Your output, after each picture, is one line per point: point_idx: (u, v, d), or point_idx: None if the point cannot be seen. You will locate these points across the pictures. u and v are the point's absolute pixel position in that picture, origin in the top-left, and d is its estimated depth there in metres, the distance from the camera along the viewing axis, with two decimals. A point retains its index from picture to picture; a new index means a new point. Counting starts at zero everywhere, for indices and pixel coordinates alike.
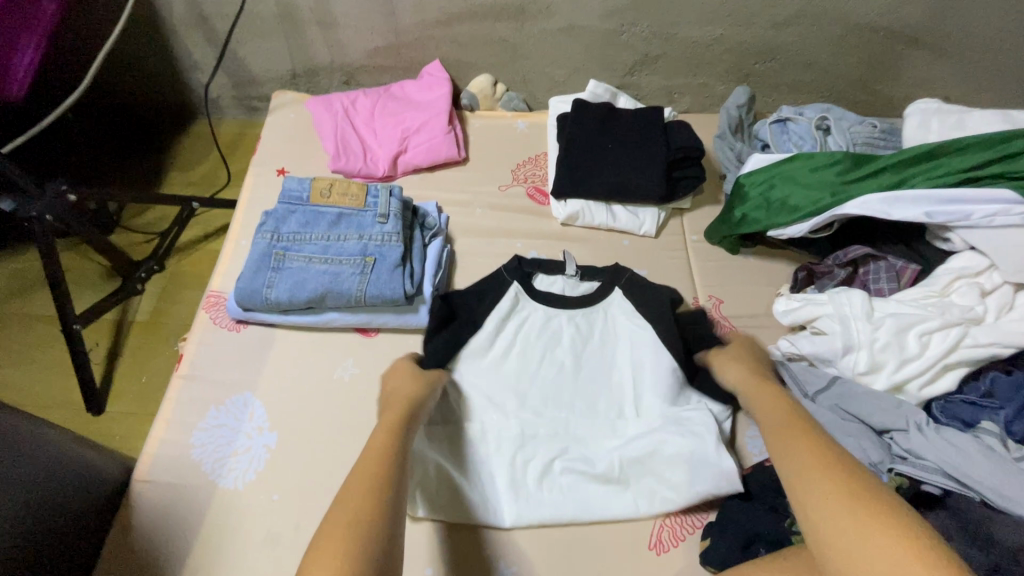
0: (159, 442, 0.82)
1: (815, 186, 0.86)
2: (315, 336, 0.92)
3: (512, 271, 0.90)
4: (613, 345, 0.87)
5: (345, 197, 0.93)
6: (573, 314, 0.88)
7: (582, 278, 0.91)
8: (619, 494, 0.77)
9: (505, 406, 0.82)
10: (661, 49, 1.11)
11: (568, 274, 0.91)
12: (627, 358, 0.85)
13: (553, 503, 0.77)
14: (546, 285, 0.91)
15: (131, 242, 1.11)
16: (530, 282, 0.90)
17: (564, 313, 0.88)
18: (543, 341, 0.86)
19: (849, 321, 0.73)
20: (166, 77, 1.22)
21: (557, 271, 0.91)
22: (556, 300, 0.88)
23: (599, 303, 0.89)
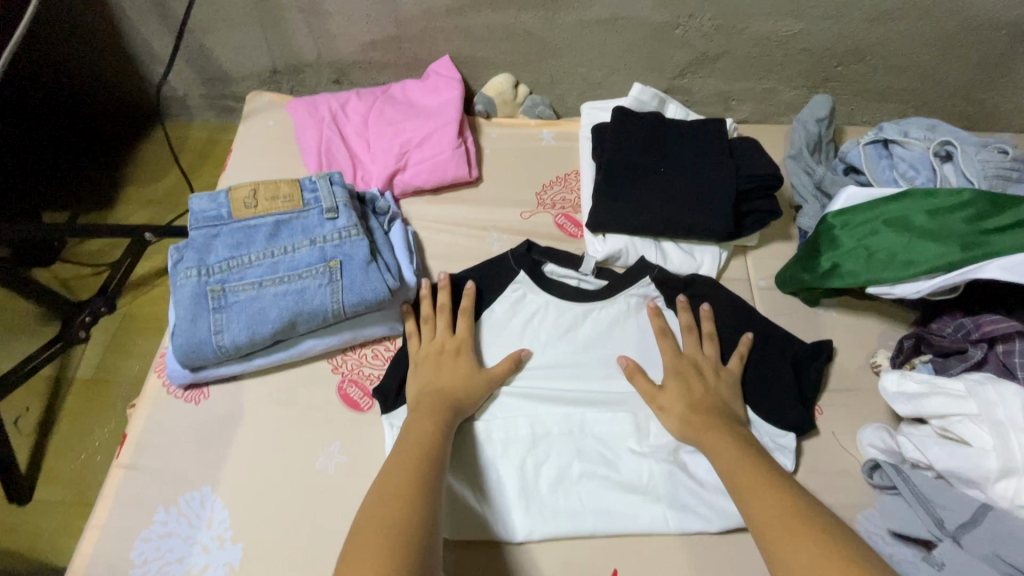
0: (91, 556, 0.64)
1: (937, 237, 0.67)
2: (294, 410, 0.74)
3: (519, 257, 0.81)
4: (634, 337, 0.77)
5: (275, 200, 0.75)
6: (589, 309, 0.78)
7: (598, 274, 0.81)
8: (648, 505, 0.68)
9: (513, 405, 0.72)
10: (724, 46, 0.90)
11: (583, 268, 0.81)
12: (650, 349, 0.76)
13: (571, 513, 0.67)
14: (558, 276, 0.81)
15: (75, 277, 0.92)
16: (539, 269, 0.81)
17: (579, 307, 0.79)
18: (554, 334, 0.77)
19: (1007, 433, 0.55)
20: (120, 72, 1.02)
21: (570, 264, 0.81)
22: (569, 292, 0.79)
23: (620, 293, 0.79)
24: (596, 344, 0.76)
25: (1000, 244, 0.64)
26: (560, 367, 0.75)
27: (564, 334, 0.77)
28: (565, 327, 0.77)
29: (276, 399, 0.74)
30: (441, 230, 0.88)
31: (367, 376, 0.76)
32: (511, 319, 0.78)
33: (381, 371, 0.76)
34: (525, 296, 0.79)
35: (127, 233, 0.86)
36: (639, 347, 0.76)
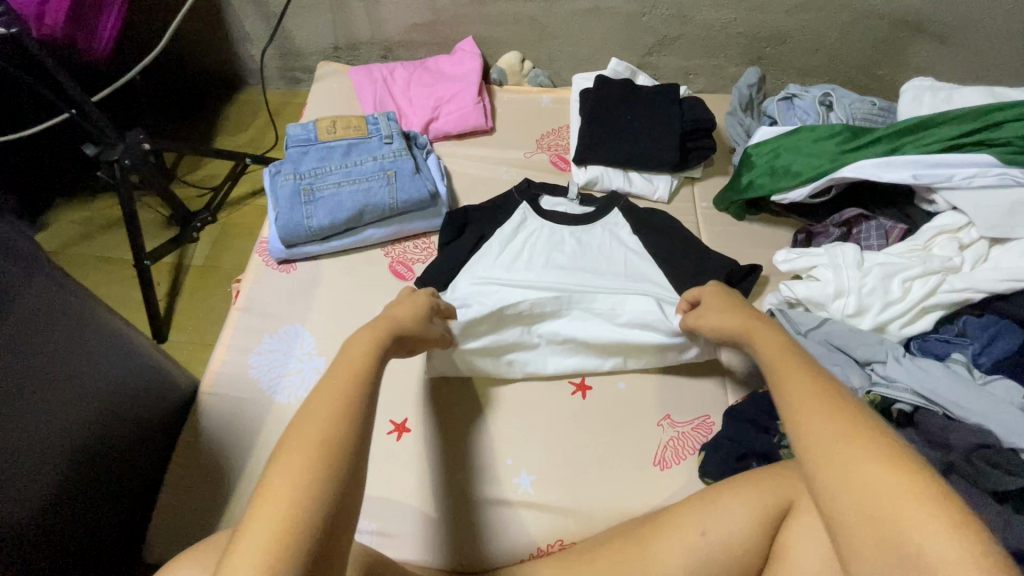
0: (221, 362, 0.92)
1: (816, 155, 0.95)
2: (358, 279, 1.03)
3: (523, 191, 1.10)
4: (606, 247, 1.05)
5: (349, 130, 1.05)
6: (574, 230, 1.07)
7: (582, 202, 1.10)
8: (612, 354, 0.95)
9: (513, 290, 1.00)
10: (679, 31, 1.20)
11: (569, 197, 1.10)
12: (618, 255, 1.04)
13: (555, 359, 0.95)
14: (551, 205, 1.09)
15: (187, 196, 1.22)
16: (537, 202, 1.09)
17: (566, 229, 1.07)
18: (547, 243, 1.05)
19: (841, 269, 0.82)
20: (219, 47, 1.32)
21: (561, 194, 1.10)
22: (560, 217, 1.07)
23: (598, 222, 1.08)
24: (577, 253, 1.04)
25: (854, 157, 0.92)
26: (550, 268, 1.02)
27: (554, 244, 1.05)
28: (555, 239, 1.06)
29: (344, 271, 1.03)
30: (464, 163, 1.18)
31: (411, 258, 1.05)
32: (516, 234, 1.06)
33: (421, 255, 1.05)
34: (526, 223, 1.07)
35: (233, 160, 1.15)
36: (610, 253, 1.04)
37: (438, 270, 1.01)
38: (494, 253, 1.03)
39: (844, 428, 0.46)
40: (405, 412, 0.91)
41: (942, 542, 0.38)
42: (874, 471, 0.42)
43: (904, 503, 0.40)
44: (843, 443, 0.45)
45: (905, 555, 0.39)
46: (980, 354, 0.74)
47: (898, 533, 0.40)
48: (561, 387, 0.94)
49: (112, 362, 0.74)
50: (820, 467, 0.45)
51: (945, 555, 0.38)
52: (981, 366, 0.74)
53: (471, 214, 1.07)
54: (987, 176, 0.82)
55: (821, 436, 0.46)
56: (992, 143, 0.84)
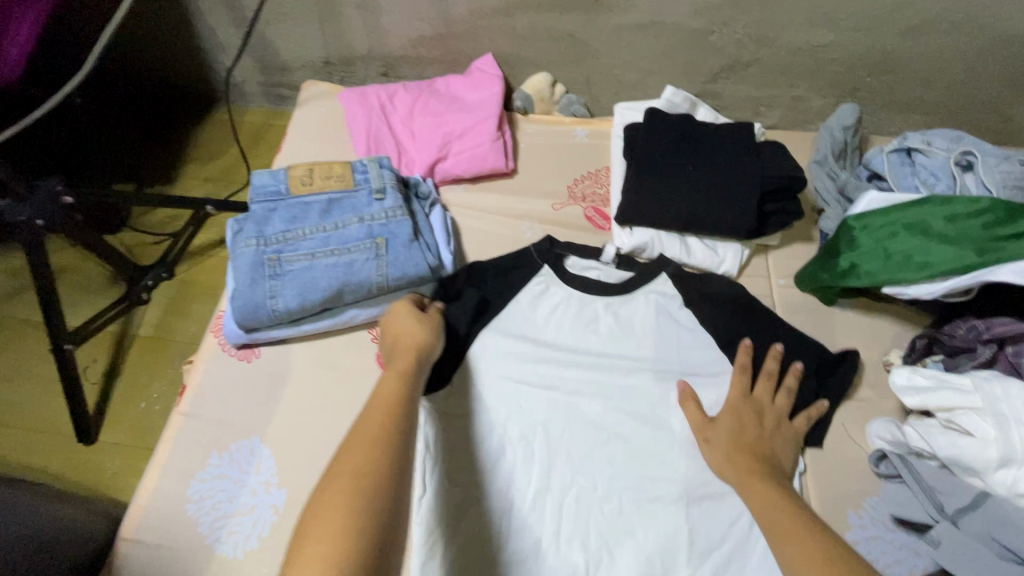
0: (151, 492, 0.71)
1: (953, 241, 0.70)
2: (336, 374, 0.80)
3: (543, 252, 0.83)
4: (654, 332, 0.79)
5: (330, 180, 0.81)
6: (611, 302, 0.81)
7: (619, 265, 0.84)
8: (667, 485, 0.71)
9: (535, 394, 0.76)
10: (755, 54, 0.94)
11: (603, 260, 0.83)
12: (670, 343, 0.79)
13: (590, 492, 0.71)
14: (580, 269, 0.83)
15: (140, 244, 1.00)
16: (562, 264, 0.83)
17: (600, 301, 0.81)
18: (576, 325, 0.80)
19: (1009, 424, 0.59)
20: (189, 57, 1.10)
21: (592, 255, 0.84)
22: (589, 285, 0.81)
23: (640, 290, 0.81)
24: (616, 340, 0.79)
25: (1015, 249, 0.67)
26: (578, 362, 0.78)
27: (586, 327, 0.80)
28: (587, 320, 0.80)
29: (319, 361, 0.81)
30: (477, 216, 0.95)
31: None
32: (537, 311, 0.81)
33: None
34: (548, 296, 0.81)
35: (190, 205, 0.93)
36: (661, 340, 0.79)
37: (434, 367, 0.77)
38: (512, 340, 0.78)
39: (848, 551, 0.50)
40: None
41: None
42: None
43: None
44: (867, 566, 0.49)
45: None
46: None
47: None
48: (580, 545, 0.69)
49: None
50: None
51: None
52: None
53: (478, 274, 0.82)
54: None
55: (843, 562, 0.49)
56: None
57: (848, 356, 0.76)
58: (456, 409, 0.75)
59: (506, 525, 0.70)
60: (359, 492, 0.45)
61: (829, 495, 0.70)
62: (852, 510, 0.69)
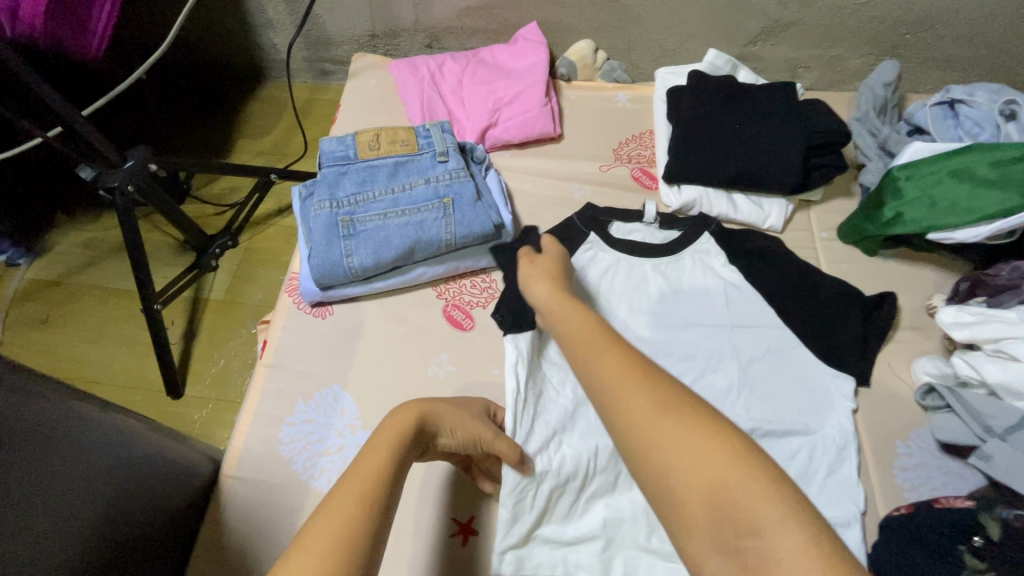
0: (246, 436, 0.76)
1: (998, 185, 0.74)
2: (408, 326, 0.85)
3: (587, 219, 0.88)
4: (700, 286, 0.84)
5: (395, 144, 0.86)
6: (657, 263, 0.85)
7: (662, 226, 0.88)
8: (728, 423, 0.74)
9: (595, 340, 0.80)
10: (797, 14, 0.97)
11: (647, 221, 0.88)
12: (718, 295, 0.83)
13: None
14: (625, 233, 0.88)
15: (204, 215, 1.05)
16: (607, 231, 0.87)
17: (647, 263, 0.86)
18: (627, 283, 0.85)
19: None
20: (239, 35, 1.14)
21: (636, 219, 0.88)
22: (637, 247, 0.86)
23: (683, 251, 0.86)
24: (665, 296, 0.84)
25: None
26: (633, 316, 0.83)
27: (636, 286, 0.84)
28: (636, 279, 0.85)
29: (389, 317, 0.86)
30: (527, 180, 0.99)
31: (468, 302, 0.87)
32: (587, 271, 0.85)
33: (481, 297, 0.87)
34: (597, 254, 0.86)
35: (255, 174, 0.97)
36: (708, 294, 0.83)
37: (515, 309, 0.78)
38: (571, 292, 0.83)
39: (653, 394, 0.45)
40: (471, 508, 0.73)
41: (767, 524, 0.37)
42: (694, 449, 0.41)
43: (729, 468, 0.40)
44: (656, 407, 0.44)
45: (736, 526, 0.38)
46: None
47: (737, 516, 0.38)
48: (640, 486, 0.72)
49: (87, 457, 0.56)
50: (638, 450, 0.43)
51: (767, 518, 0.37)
52: None
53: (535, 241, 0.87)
54: None
55: (629, 406, 0.44)
56: None
57: (884, 298, 0.81)
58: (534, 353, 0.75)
59: (590, 468, 0.71)
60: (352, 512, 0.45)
61: (877, 427, 0.75)
62: (899, 441, 0.74)
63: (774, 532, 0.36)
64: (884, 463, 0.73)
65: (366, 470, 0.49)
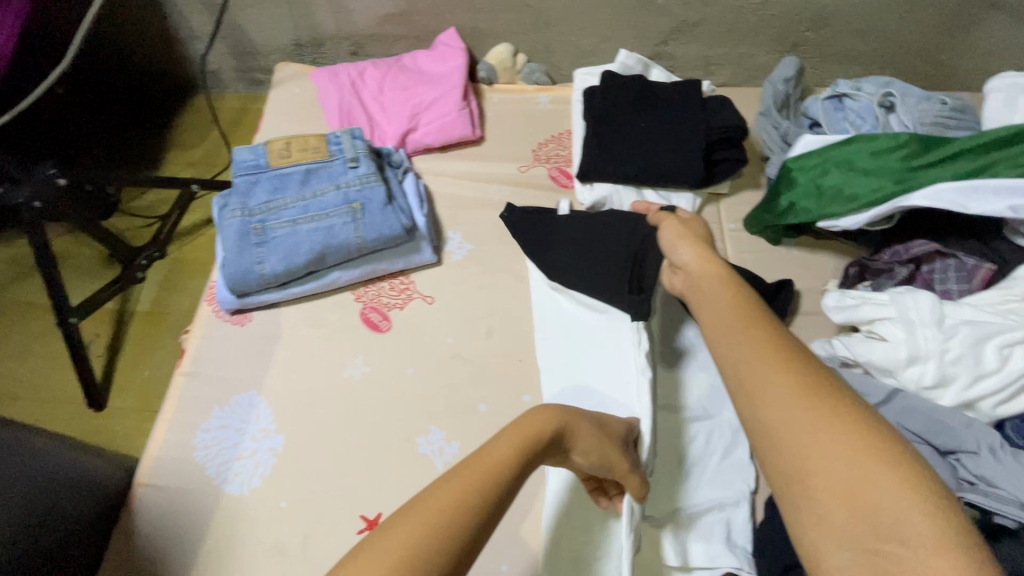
0: (161, 444, 0.78)
1: (875, 173, 0.77)
2: (325, 330, 0.87)
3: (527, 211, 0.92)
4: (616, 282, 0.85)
5: (306, 152, 0.87)
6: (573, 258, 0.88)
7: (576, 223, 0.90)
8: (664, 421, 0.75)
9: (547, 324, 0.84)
10: (701, 14, 1.00)
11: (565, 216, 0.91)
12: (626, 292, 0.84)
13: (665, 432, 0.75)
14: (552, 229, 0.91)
15: (132, 227, 1.06)
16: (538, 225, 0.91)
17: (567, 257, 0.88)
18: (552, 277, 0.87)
19: (915, 327, 0.65)
20: (167, 48, 1.15)
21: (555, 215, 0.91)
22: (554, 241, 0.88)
23: None
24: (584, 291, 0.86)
25: (928, 176, 0.74)
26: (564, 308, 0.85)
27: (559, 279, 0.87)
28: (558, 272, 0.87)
29: (307, 321, 0.87)
30: (448, 182, 1.01)
31: (386, 303, 0.89)
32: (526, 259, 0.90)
33: (398, 299, 0.89)
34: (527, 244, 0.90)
35: (177, 186, 0.98)
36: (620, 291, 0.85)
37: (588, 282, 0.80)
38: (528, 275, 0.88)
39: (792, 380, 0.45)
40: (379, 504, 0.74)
41: (910, 520, 0.38)
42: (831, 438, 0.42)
43: (871, 466, 0.40)
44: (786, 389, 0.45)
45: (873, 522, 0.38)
46: None
47: (877, 512, 0.38)
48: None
49: None
50: (770, 433, 0.44)
51: (909, 519, 0.38)
52: None
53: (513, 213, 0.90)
54: None
55: (763, 391, 0.45)
56: None
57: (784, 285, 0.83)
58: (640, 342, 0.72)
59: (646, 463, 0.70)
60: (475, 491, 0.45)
61: None
62: None
63: (910, 531, 0.37)
64: None
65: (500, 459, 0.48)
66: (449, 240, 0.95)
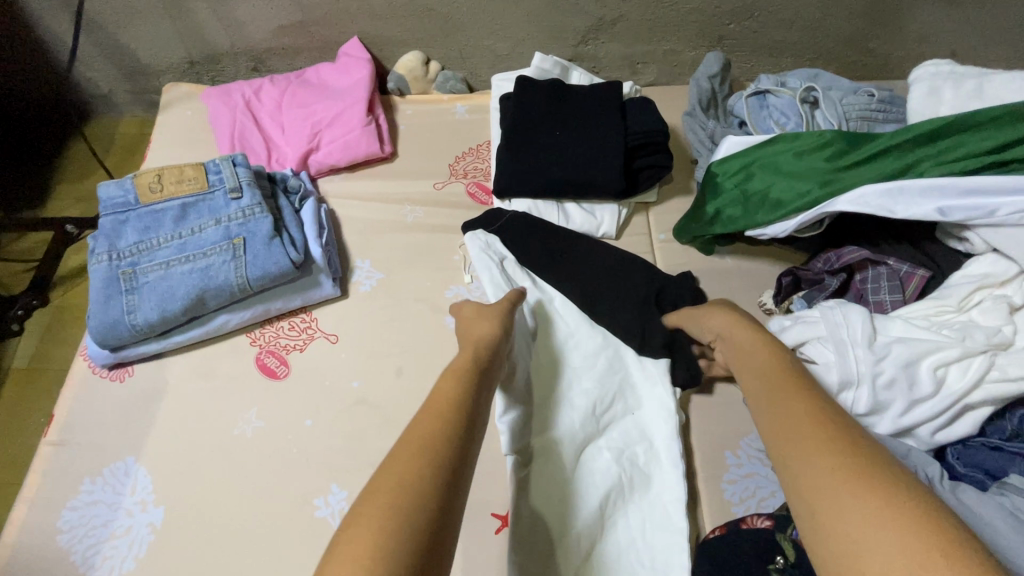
0: (21, 528, 0.68)
1: (801, 176, 0.70)
2: (216, 381, 0.78)
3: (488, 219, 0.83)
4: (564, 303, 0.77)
5: (182, 184, 0.78)
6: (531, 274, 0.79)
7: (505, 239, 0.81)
8: (620, 466, 0.67)
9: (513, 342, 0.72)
10: (617, 11, 0.93)
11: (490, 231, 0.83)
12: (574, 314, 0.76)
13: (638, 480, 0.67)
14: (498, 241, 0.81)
15: (9, 273, 0.96)
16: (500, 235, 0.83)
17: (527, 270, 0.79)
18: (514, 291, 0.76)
19: (846, 348, 0.58)
20: (46, 73, 1.05)
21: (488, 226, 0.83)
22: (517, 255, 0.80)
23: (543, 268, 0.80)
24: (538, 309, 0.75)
25: (854, 178, 0.67)
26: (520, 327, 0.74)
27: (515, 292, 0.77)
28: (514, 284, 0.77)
29: (194, 373, 0.78)
30: (355, 204, 0.92)
31: (284, 346, 0.80)
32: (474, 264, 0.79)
33: (298, 339, 0.80)
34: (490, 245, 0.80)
35: (49, 226, 0.88)
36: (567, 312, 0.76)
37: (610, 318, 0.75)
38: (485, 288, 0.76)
39: (835, 462, 0.42)
40: None
41: None
42: (899, 537, 0.36)
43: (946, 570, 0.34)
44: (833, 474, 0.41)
45: None
46: None
47: None
48: (483, 521, 0.67)
49: None
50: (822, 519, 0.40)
51: None
52: None
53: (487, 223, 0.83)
54: None
55: (811, 476, 0.42)
56: None
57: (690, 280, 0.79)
58: (649, 374, 0.71)
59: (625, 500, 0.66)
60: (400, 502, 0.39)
61: (707, 438, 0.71)
62: (729, 450, 0.70)
63: None
64: (712, 475, 0.69)
65: (441, 397, 0.49)
66: (357, 269, 0.86)
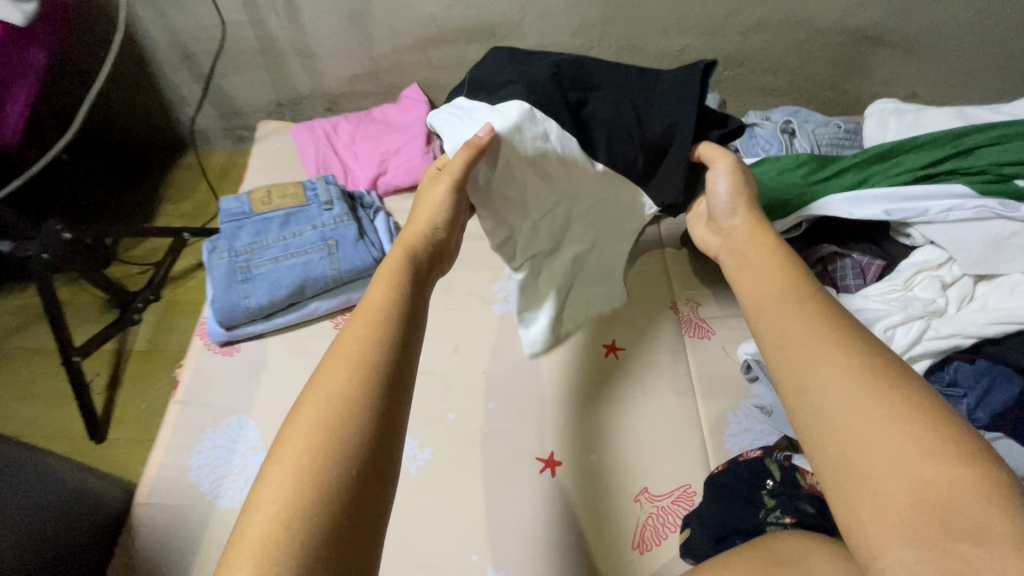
0: (158, 466, 0.85)
1: (783, 189, 0.86)
2: (307, 356, 0.95)
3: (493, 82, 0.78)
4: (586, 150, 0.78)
5: (285, 199, 0.99)
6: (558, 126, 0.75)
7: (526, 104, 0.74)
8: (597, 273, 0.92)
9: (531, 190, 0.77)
10: (630, 61, 1.14)
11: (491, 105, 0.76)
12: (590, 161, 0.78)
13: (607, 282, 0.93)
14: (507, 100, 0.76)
15: (127, 274, 1.16)
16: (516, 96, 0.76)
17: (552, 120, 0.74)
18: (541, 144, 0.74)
19: None
20: (159, 113, 1.28)
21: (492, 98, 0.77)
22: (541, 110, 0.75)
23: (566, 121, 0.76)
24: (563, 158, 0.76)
25: (824, 189, 0.84)
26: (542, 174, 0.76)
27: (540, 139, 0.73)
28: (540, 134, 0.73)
29: (289, 349, 0.96)
30: None
31: None
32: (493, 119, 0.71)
33: None
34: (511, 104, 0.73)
35: (170, 234, 1.08)
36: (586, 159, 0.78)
37: (608, 153, 0.79)
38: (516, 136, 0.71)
39: (850, 376, 0.46)
40: None
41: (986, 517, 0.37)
42: (908, 453, 0.41)
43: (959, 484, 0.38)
44: (845, 382, 0.45)
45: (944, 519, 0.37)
46: (975, 409, 0.68)
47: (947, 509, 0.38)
48: (529, 464, 0.81)
49: (9, 493, 0.66)
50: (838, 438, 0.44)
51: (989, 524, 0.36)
52: (977, 422, 0.67)
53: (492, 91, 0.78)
54: (965, 209, 0.75)
55: (827, 392, 0.46)
56: (965, 171, 0.79)
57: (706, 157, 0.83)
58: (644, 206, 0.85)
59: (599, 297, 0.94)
60: (337, 415, 0.44)
61: (711, 401, 0.87)
62: (730, 411, 0.85)
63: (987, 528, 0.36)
64: (716, 431, 0.84)
65: (376, 303, 0.52)
66: None
